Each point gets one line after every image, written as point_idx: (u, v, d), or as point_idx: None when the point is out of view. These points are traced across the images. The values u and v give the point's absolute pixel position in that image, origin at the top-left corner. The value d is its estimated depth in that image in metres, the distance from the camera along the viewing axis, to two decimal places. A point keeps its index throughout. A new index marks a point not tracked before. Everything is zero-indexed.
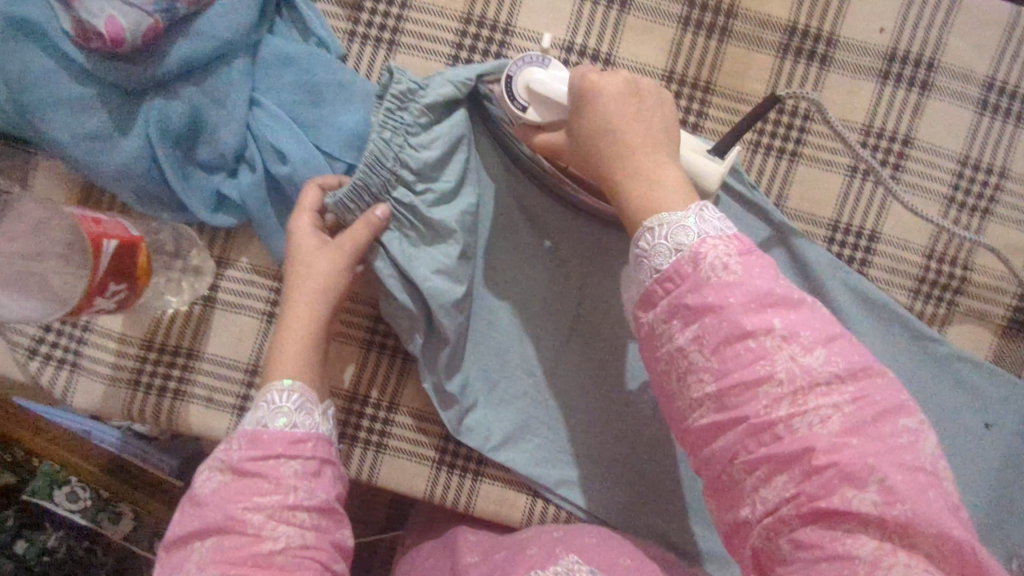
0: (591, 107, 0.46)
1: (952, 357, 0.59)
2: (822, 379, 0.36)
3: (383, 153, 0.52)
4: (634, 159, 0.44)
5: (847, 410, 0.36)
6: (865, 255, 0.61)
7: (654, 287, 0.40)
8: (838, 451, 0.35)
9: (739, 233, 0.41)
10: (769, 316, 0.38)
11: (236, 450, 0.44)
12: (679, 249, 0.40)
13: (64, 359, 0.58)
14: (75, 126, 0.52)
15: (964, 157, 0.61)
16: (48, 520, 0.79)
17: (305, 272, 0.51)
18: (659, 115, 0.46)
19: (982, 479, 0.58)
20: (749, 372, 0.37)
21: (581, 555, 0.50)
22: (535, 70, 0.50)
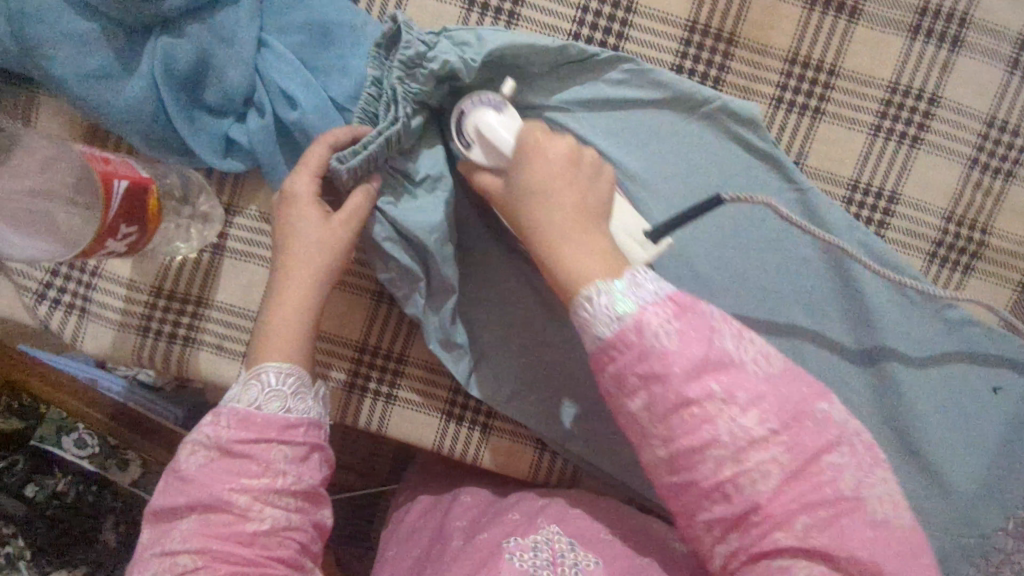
0: (527, 164, 0.47)
1: (962, 322, 0.59)
2: (758, 438, 0.39)
3: (402, 129, 0.51)
4: (566, 225, 0.46)
5: (783, 461, 0.39)
6: (884, 216, 0.60)
7: (599, 352, 0.42)
8: (773, 500, 0.39)
9: (673, 291, 0.42)
10: (708, 381, 0.40)
11: (226, 429, 0.44)
12: (618, 321, 0.41)
13: (73, 304, 0.57)
14: (79, 63, 0.50)
15: (990, 118, 0.60)
16: (58, 466, 0.80)
17: (301, 238, 0.49)
18: (598, 187, 0.49)
19: (983, 442, 0.59)
20: (695, 437, 0.40)
21: (562, 526, 0.53)
22: (489, 113, 0.49)
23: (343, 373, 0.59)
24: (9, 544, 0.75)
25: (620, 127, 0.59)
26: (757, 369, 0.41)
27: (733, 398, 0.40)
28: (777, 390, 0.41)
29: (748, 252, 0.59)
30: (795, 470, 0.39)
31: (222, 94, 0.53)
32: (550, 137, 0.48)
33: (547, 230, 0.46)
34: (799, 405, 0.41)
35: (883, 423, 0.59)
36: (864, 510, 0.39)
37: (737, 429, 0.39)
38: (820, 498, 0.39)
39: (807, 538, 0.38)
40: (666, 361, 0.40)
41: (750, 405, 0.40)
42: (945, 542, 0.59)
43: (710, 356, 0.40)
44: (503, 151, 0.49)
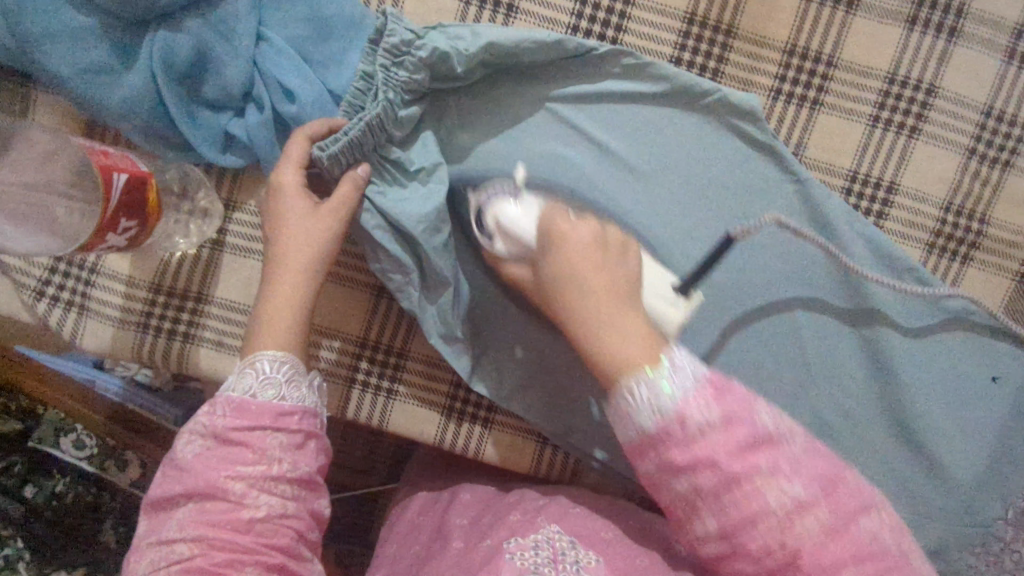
0: (554, 256, 0.48)
1: (962, 311, 0.59)
2: (806, 503, 0.40)
3: (385, 114, 0.51)
4: (599, 308, 0.45)
5: (827, 520, 0.40)
6: (882, 207, 0.60)
7: (639, 443, 0.41)
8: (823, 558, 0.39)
9: (710, 372, 0.42)
10: (755, 459, 0.40)
11: (221, 417, 0.44)
12: (662, 414, 0.40)
13: (72, 301, 0.57)
14: (77, 58, 0.50)
15: (988, 108, 0.60)
16: (56, 467, 0.79)
17: (294, 228, 0.49)
18: (626, 264, 0.49)
19: (983, 431, 0.59)
20: (746, 511, 0.39)
21: (563, 526, 0.52)
22: (506, 203, 0.52)
23: (344, 369, 0.59)
24: (8, 545, 0.75)
25: (620, 119, 0.59)
26: (790, 440, 0.41)
27: (778, 470, 0.40)
28: (809, 458, 0.41)
29: (746, 243, 0.59)
30: (840, 530, 0.40)
31: (220, 88, 0.53)
32: (571, 223, 0.50)
33: (579, 314, 0.46)
34: (832, 472, 0.41)
35: (882, 414, 0.59)
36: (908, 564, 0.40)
37: (784, 497, 0.39)
38: (868, 553, 0.39)
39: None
40: (708, 446, 0.39)
41: (791, 473, 0.40)
42: (946, 532, 0.59)
43: (750, 433, 0.40)
44: (527, 244, 0.51)
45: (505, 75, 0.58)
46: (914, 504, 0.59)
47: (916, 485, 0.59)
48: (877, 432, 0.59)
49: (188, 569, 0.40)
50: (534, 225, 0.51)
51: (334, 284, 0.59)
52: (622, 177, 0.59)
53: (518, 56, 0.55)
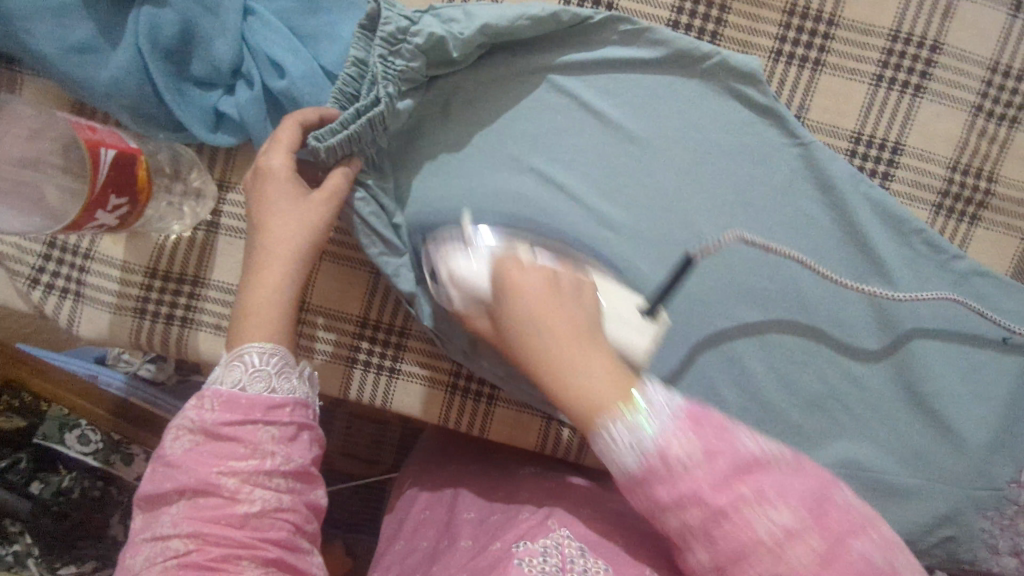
0: (509, 304, 0.44)
1: (971, 272, 0.58)
2: (795, 531, 0.36)
3: (384, 110, 0.50)
4: (563, 352, 0.42)
5: (812, 536, 0.36)
6: (888, 167, 0.59)
7: (628, 481, 0.39)
8: None
9: (685, 403, 0.40)
10: (740, 487, 0.37)
11: (208, 412, 0.43)
12: (643, 454, 0.38)
13: (67, 288, 0.56)
14: (61, 37, 0.49)
15: (993, 63, 0.59)
16: (60, 461, 0.79)
17: (280, 217, 0.48)
18: (583, 307, 0.45)
19: (994, 393, 0.58)
20: (734, 544, 0.36)
21: (572, 530, 0.50)
22: (458, 254, 0.49)
23: (344, 348, 0.59)
24: (18, 541, 0.74)
25: (617, 86, 0.58)
26: (779, 462, 0.38)
27: (763, 496, 0.37)
28: (796, 478, 0.38)
29: (750, 209, 0.57)
30: (829, 560, 0.35)
31: (209, 65, 0.52)
32: (523, 269, 0.45)
33: (550, 369, 0.42)
34: (819, 491, 0.37)
35: (893, 380, 0.58)
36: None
37: (775, 527, 0.36)
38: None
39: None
40: (690, 481, 0.37)
41: (777, 499, 0.36)
42: (958, 495, 0.58)
43: (730, 462, 0.37)
44: (483, 291, 0.47)
45: (503, 50, 0.56)
46: (925, 468, 0.58)
47: (927, 449, 0.58)
48: (888, 399, 0.58)
49: (185, 564, 0.39)
50: (489, 269, 0.47)
51: (331, 261, 0.58)
52: (621, 144, 0.57)
53: (515, 34, 0.54)
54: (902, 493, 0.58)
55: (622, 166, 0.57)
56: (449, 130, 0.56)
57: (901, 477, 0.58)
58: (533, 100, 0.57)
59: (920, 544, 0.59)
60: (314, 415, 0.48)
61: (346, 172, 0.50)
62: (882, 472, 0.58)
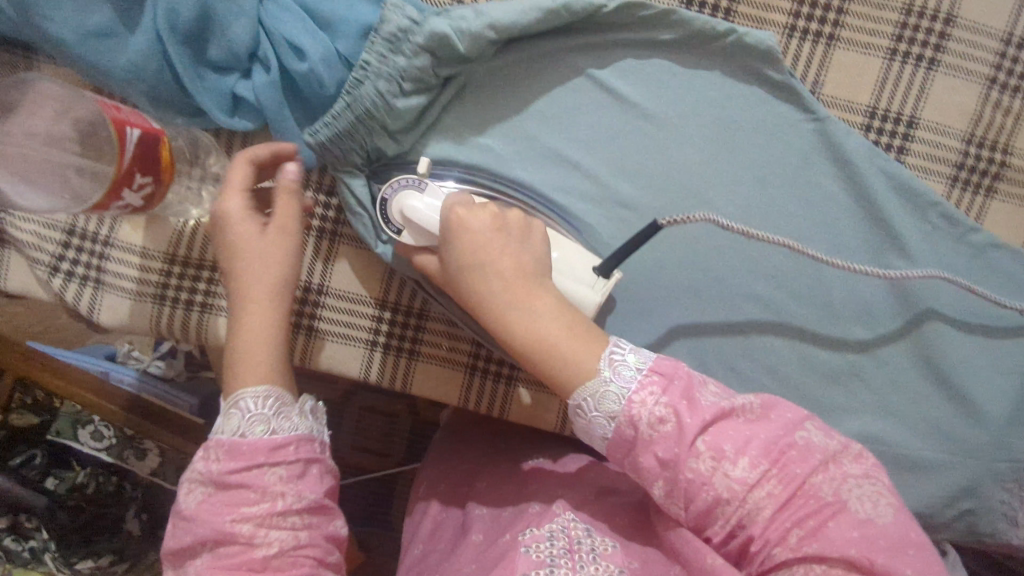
0: (456, 252, 0.45)
1: (987, 245, 0.58)
2: (753, 481, 0.39)
3: (373, 105, 0.51)
4: (510, 292, 0.44)
5: (773, 484, 0.39)
6: (903, 141, 0.59)
7: (611, 449, 0.42)
8: (767, 526, 0.39)
9: (653, 361, 0.42)
10: (702, 445, 0.39)
11: (215, 462, 0.43)
12: (615, 417, 0.40)
13: (87, 276, 0.56)
14: (80, 22, 0.49)
15: (1007, 36, 0.59)
16: (74, 458, 0.78)
17: (250, 259, 0.47)
18: (528, 246, 0.47)
19: (1013, 366, 0.58)
20: (701, 499, 0.40)
21: (578, 513, 0.50)
22: (411, 194, 0.49)
23: (365, 330, 0.59)
24: (33, 537, 0.74)
25: (633, 66, 0.58)
26: (743, 412, 0.41)
27: (721, 453, 0.39)
28: (755, 429, 0.40)
29: (767, 185, 0.58)
30: (786, 501, 0.39)
31: (227, 49, 0.52)
32: (470, 210, 0.46)
33: (494, 308, 0.44)
34: (779, 439, 0.40)
35: (911, 354, 0.58)
36: (847, 512, 0.38)
37: (733, 482, 0.39)
38: (808, 509, 0.38)
39: (801, 550, 0.37)
40: (660, 443, 0.39)
41: (734, 452, 0.39)
42: (977, 468, 0.58)
43: (700, 420, 0.39)
44: (434, 232, 0.48)
45: (521, 44, 0.56)
46: (943, 442, 0.58)
47: (945, 424, 0.58)
48: (906, 373, 0.58)
49: None
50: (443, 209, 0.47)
51: (350, 246, 0.58)
52: (638, 122, 0.58)
53: (529, 28, 0.54)
54: (921, 468, 0.58)
55: (639, 146, 0.57)
56: (466, 125, 0.56)
57: (919, 450, 0.58)
58: (550, 80, 0.57)
59: (939, 518, 0.59)
60: (323, 446, 0.46)
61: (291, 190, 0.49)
62: (901, 448, 0.58)
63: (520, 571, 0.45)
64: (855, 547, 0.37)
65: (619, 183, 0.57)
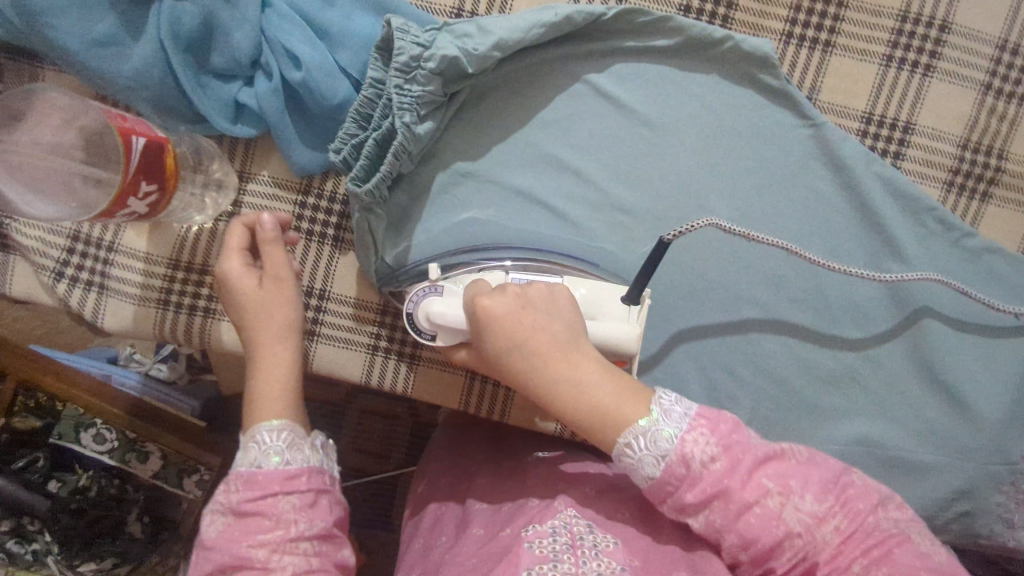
0: (490, 337, 0.43)
1: (983, 249, 0.59)
2: (822, 516, 0.40)
3: (403, 138, 0.51)
4: (554, 369, 0.43)
5: (839, 518, 0.40)
6: (899, 146, 0.60)
7: (653, 489, 0.41)
8: (837, 560, 0.39)
9: (701, 407, 0.42)
10: (763, 479, 0.40)
11: (233, 493, 0.43)
12: (665, 459, 0.40)
13: (91, 281, 0.57)
14: (84, 31, 0.50)
15: (1002, 41, 0.60)
16: (77, 462, 0.78)
17: (256, 312, 0.51)
18: (555, 313, 0.44)
19: (1010, 369, 0.59)
20: (768, 533, 0.40)
21: (580, 509, 0.51)
22: (433, 299, 0.46)
23: (365, 336, 0.59)
24: (37, 540, 0.74)
25: (632, 73, 0.58)
26: (793, 455, 0.41)
27: (787, 488, 0.40)
28: (812, 468, 0.41)
29: (765, 190, 0.58)
30: (851, 536, 0.39)
31: (229, 57, 0.53)
32: (493, 294, 0.43)
33: (544, 388, 0.42)
34: (836, 475, 0.41)
35: (907, 358, 0.59)
36: (911, 542, 0.39)
37: (803, 516, 0.39)
38: (874, 540, 0.39)
39: (869, 574, 0.38)
40: (711, 479, 0.40)
41: (800, 489, 0.40)
42: (973, 470, 0.58)
43: (749, 458, 0.40)
44: (464, 330, 0.45)
45: (521, 55, 0.57)
46: (942, 445, 0.59)
47: (943, 426, 0.59)
48: (903, 377, 0.59)
49: None
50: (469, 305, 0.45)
51: (353, 251, 0.59)
52: (637, 128, 0.58)
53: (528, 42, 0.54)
54: (920, 471, 0.58)
55: (637, 152, 0.58)
56: (467, 135, 0.57)
57: (916, 453, 0.58)
58: (550, 87, 0.58)
59: (937, 521, 0.59)
60: (334, 480, 0.47)
61: (275, 244, 0.52)
62: (900, 451, 0.58)
63: (522, 566, 0.44)
64: (923, 572, 0.38)
65: (618, 189, 0.58)
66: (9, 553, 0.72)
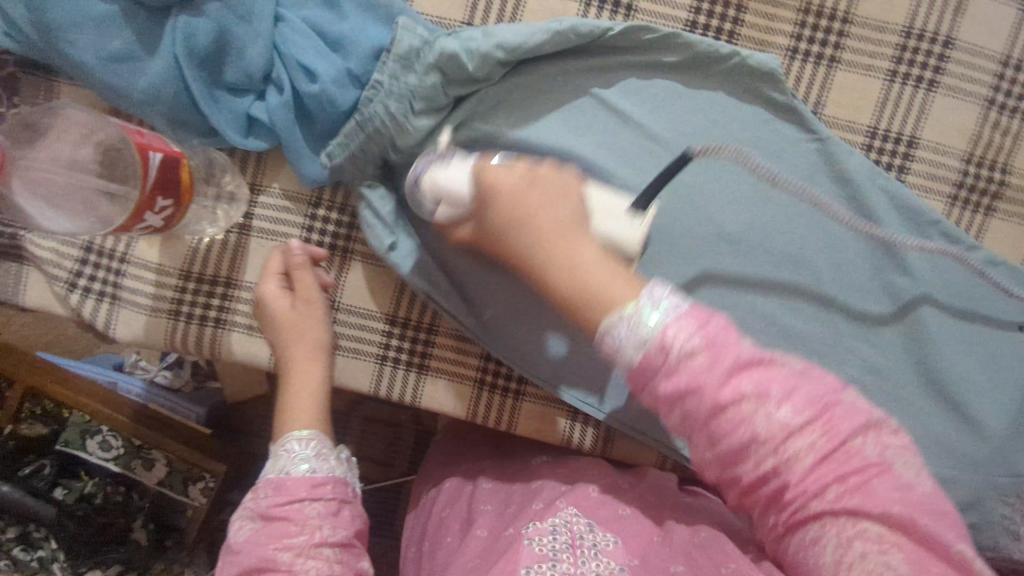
0: (484, 205, 0.46)
1: (987, 263, 0.59)
2: (795, 427, 0.35)
3: (382, 121, 0.53)
4: (540, 244, 0.42)
5: (819, 443, 0.35)
6: (904, 161, 0.60)
7: (633, 374, 0.37)
8: (808, 483, 0.35)
9: (693, 304, 0.37)
10: (740, 382, 0.36)
11: (262, 498, 0.46)
12: (645, 344, 0.36)
13: (104, 292, 0.58)
14: (101, 47, 0.51)
15: (1005, 57, 0.60)
16: (83, 469, 0.79)
17: (287, 332, 0.55)
18: (555, 201, 0.45)
19: (1014, 382, 0.59)
20: (736, 441, 0.36)
21: (579, 508, 0.51)
22: (438, 166, 0.50)
23: (374, 346, 0.60)
24: (42, 547, 0.75)
25: (638, 87, 0.59)
26: (783, 362, 0.37)
27: (763, 394, 0.36)
28: (805, 381, 0.36)
29: (771, 203, 0.59)
30: (828, 456, 0.35)
31: (242, 72, 0.53)
32: (495, 169, 0.46)
33: (528, 260, 0.43)
34: (826, 392, 0.36)
35: (913, 370, 0.59)
36: (891, 473, 0.35)
37: (773, 423, 0.35)
38: (852, 468, 0.35)
39: (840, 505, 0.35)
40: (689, 373, 0.36)
41: (777, 397, 0.35)
42: (979, 482, 0.58)
43: (734, 357, 0.36)
44: (461, 197, 0.48)
45: (529, 68, 0.58)
46: (949, 457, 0.58)
47: (950, 438, 0.58)
48: (909, 389, 0.59)
49: None
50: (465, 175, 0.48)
51: (364, 263, 0.59)
52: (645, 142, 0.58)
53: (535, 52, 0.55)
54: None
55: (646, 165, 0.58)
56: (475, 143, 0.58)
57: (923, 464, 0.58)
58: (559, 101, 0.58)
59: None
60: (355, 494, 0.50)
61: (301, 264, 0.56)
62: None
63: (521, 564, 0.45)
64: (898, 507, 0.35)
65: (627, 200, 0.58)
66: (15, 560, 0.74)
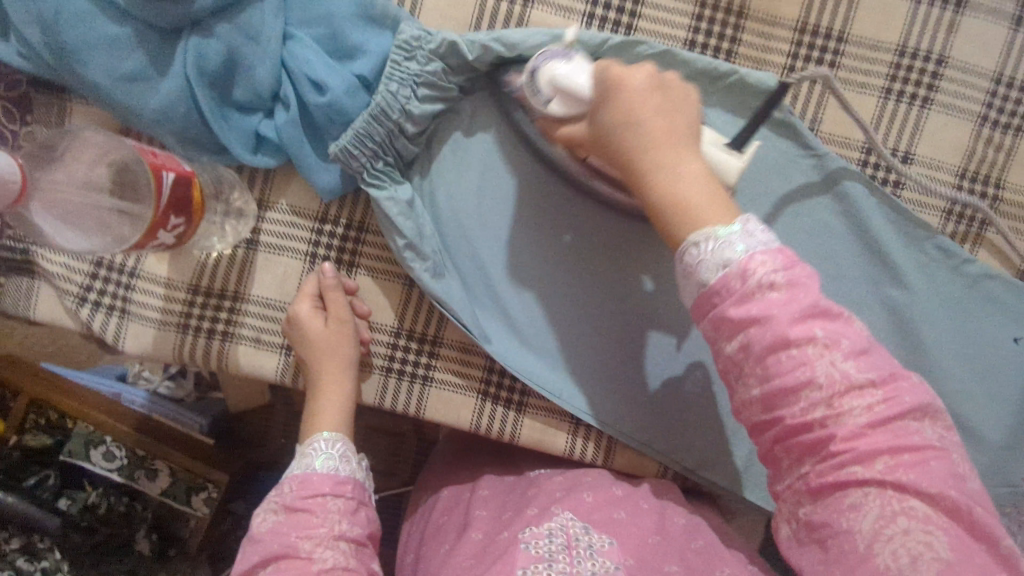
0: (611, 101, 0.45)
1: (982, 275, 0.60)
2: (858, 382, 0.38)
3: (388, 104, 0.55)
4: (659, 146, 0.43)
5: (877, 408, 0.38)
6: (898, 177, 0.62)
7: (699, 298, 0.42)
8: (858, 438, 0.38)
9: (783, 245, 0.41)
10: (812, 326, 0.39)
11: (287, 492, 0.48)
12: (727, 267, 0.40)
13: (113, 305, 0.59)
14: (114, 67, 0.52)
15: (997, 75, 0.62)
16: (87, 479, 0.79)
17: (317, 350, 0.56)
18: (684, 109, 0.45)
19: (1011, 392, 0.60)
20: (791, 379, 0.39)
21: (575, 513, 0.52)
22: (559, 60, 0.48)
23: (379, 358, 0.60)
24: (46, 558, 0.74)
25: None
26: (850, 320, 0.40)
27: (834, 340, 0.39)
28: (874, 353, 0.40)
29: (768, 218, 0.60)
30: (881, 420, 0.38)
31: (252, 91, 0.55)
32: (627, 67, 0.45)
33: (640, 161, 0.44)
34: (892, 367, 0.40)
35: None
36: (947, 459, 0.38)
37: (837, 372, 0.38)
38: (908, 444, 0.38)
39: (890, 475, 0.37)
40: (763, 302, 0.39)
41: (844, 346, 0.39)
42: None
43: (809, 300, 0.39)
44: (584, 96, 0.47)
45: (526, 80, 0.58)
46: None
47: None
48: None
49: None
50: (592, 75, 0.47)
51: (375, 276, 0.61)
52: None
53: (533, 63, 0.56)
54: None
55: None
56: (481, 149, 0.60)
57: None
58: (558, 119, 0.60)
59: None
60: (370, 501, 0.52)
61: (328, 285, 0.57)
62: None
63: (519, 566, 0.46)
64: (953, 490, 0.37)
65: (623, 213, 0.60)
66: (16, 570, 0.72)
